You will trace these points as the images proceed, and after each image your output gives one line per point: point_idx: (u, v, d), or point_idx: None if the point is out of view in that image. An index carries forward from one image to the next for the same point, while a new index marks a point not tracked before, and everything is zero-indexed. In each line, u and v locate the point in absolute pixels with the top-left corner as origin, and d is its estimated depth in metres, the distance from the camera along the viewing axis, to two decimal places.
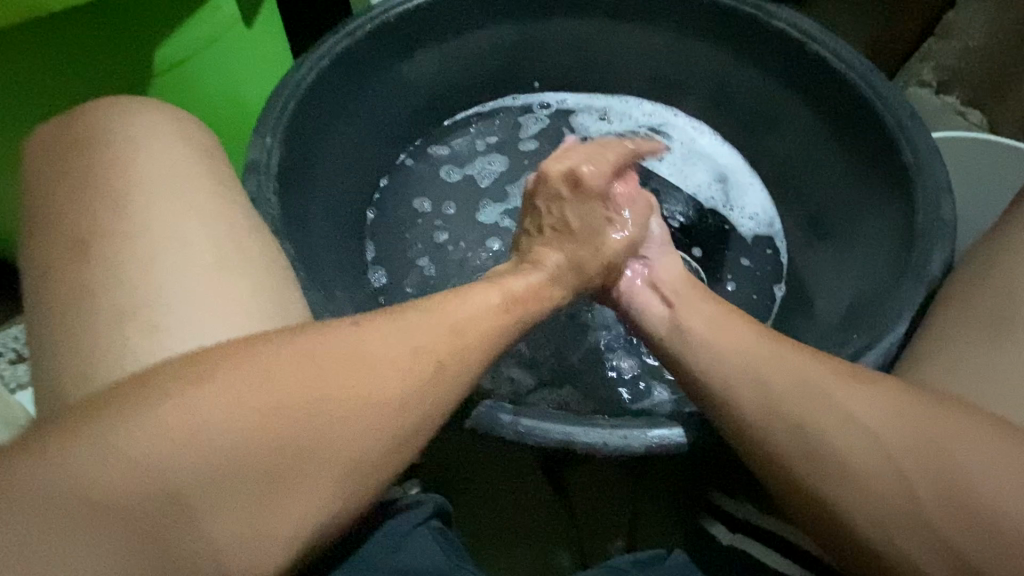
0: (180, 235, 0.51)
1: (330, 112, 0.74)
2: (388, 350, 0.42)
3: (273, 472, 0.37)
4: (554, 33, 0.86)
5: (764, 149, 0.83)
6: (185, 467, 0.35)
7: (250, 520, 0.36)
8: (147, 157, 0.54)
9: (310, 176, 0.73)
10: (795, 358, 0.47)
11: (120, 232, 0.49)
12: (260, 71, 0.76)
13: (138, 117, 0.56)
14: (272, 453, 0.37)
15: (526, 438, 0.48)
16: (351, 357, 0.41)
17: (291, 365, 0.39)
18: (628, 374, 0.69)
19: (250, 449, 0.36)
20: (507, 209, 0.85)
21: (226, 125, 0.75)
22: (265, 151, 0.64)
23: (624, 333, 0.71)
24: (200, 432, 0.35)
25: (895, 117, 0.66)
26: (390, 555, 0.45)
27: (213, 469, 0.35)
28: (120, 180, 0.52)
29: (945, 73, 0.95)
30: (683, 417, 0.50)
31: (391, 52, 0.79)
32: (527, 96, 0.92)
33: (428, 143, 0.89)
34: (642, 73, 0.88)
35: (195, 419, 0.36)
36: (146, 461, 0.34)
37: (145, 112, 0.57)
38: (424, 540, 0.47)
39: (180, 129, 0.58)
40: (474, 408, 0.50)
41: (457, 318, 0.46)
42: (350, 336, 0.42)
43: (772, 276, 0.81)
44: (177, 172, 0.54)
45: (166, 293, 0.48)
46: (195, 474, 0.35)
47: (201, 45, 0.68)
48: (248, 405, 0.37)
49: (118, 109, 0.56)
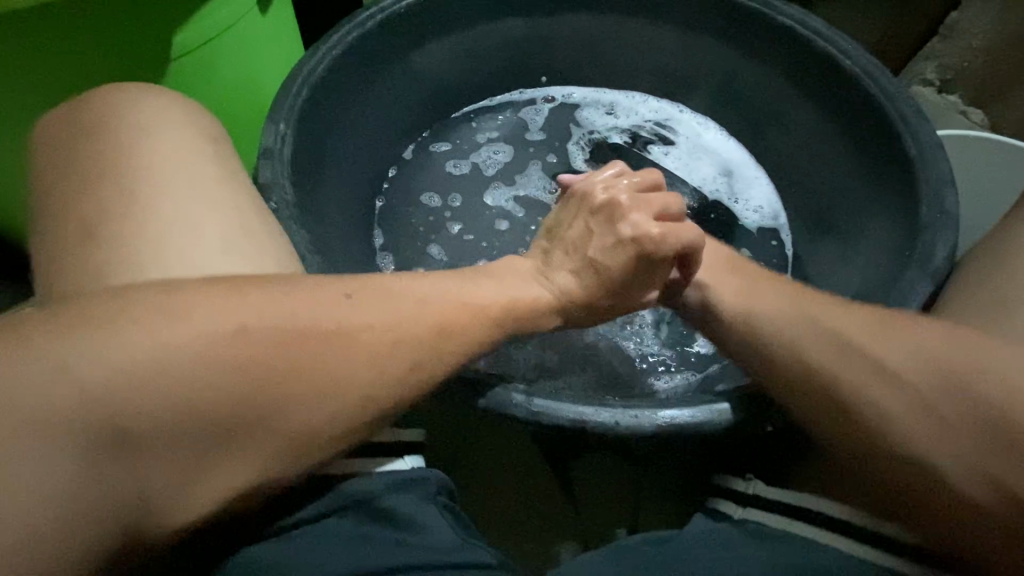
0: (187, 214, 0.51)
1: (342, 101, 0.75)
2: (399, 324, 0.44)
3: (226, 429, 0.38)
4: (561, 28, 0.87)
5: (768, 146, 0.84)
6: (156, 409, 0.36)
7: (200, 474, 0.38)
8: (160, 143, 0.54)
9: (321, 162, 0.73)
10: (796, 340, 0.48)
11: (138, 212, 0.50)
12: (272, 63, 0.77)
13: (152, 107, 0.57)
14: (244, 408, 0.38)
15: (538, 418, 0.49)
16: (369, 329, 0.43)
17: (307, 340, 0.41)
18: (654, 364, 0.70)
19: (221, 408, 0.37)
20: (517, 197, 0.85)
21: (236, 117, 0.76)
22: (278, 138, 0.65)
23: (664, 332, 0.72)
24: (179, 386, 0.37)
25: (900, 113, 0.67)
26: (401, 524, 0.46)
27: (177, 417, 0.36)
28: (132, 165, 0.52)
29: (948, 72, 0.97)
30: (693, 402, 0.51)
31: (402, 43, 0.80)
32: (534, 90, 0.93)
33: (436, 136, 0.90)
34: (649, 70, 0.89)
35: (186, 377, 0.37)
36: (136, 416, 0.35)
37: (161, 103, 0.58)
38: (428, 511, 0.47)
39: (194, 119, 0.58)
40: (490, 390, 0.50)
41: (466, 301, 0.48)
42: (358, 313, 0.43)
43: (778, 268, 0.80)
44: (189, 159, 0.55)
45: (157, 260, 0.48)
46: (161, 416, 0.36)
47: (217, 35, 0.69)
48: (267, 376, 0.39)
49: (134, 97, 0.57)
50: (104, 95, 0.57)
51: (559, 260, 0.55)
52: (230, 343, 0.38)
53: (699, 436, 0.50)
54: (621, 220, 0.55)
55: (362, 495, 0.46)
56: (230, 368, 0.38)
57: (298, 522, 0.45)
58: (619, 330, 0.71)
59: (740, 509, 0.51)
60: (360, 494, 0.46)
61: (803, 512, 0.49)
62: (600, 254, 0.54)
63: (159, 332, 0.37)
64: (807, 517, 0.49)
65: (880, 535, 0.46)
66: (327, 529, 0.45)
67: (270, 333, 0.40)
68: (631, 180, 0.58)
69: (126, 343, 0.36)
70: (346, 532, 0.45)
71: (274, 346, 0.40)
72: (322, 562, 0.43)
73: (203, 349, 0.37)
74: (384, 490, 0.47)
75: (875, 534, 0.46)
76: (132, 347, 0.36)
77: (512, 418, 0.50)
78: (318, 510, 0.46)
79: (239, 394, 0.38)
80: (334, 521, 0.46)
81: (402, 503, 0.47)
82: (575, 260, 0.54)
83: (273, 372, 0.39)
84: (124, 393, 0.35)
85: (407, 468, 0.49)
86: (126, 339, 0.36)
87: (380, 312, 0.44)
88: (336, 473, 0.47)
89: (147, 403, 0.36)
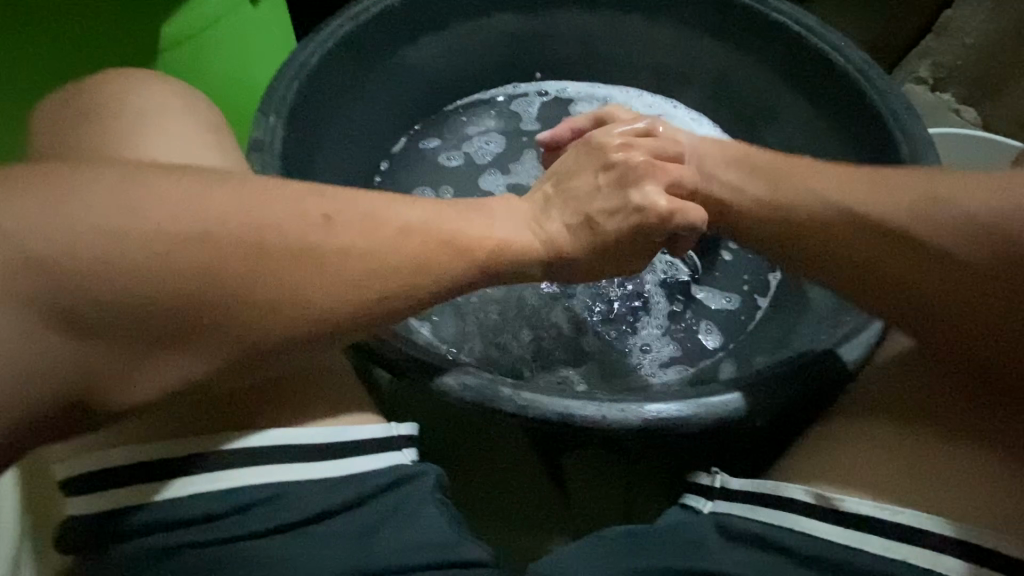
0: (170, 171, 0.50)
1: (335, 94, 0.75)
2: (388, 282, 0.41)
3: (176, 316, 0.36)
4: (556, 23, 0.87)
5: (761, 142, 0.84)
6: (96, 290, 0.34)
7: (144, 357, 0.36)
8: (148, 124, 0.53)
9: (312, 154, 0.73)
10: (802, 247, 0.52)
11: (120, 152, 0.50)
12: (265, 52, 0.76)
13: (141, 92, 0.56)
14: (195, 304, 0.36)
15: (525, 410, 0.50)
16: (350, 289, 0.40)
17: (290, 304, 0.38)
18: (671, 319, 0.73)
19: (176, 294, 0.36)
20: (510, 184, 0.85)
21: (231, 104, 0.75)
22: (269, 131, 0.65)
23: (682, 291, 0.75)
24: (116, 273, 0.35)
25: (891, 109, 0.68)
26: (393, 523, 0.45)
27: (124, 293, 0.35)
28: (119, 145, 0.51)
29: (941, 70, 0.97)
30: (681, 394, 0.51)
31: (396, 37, 0.80)
32: (527, 84, 0.92)
33: (427, 130, 0.89)
34: (643, 65, 0.88)
35: (131, 271, 0.35)
36: (82, 304, 0.34)
37: (151, 88, 0.57)
38: (429, 508, 0.47)
39: (186, 105, 0.57)
40: (480, 382, 0.51)
41: (466, 264, 0.45)
42: (342, 242, 0.40)
43: (768, 264, 0.77)
44: (178, 144, 0.53)
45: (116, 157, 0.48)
46: (102, 293, 0.34)
47: (208, 22, 0.68)
48: (234, 286, 0.37)
49: (122, 83, 0.56)
50: (98, 82, 0.56)
51: (563, 215, 0.53)
52: (205, 279, 0.36)
53: (686, 431, 0.50)
54: (630, 177, 0.55)
55: (354, 499, 0.45)
56: (204, 297, 0.36)
57: (289, 524, 0.43)
58: (605, 320, 0.71)
59: (709, 504, 0.50)
60: (345, 497, 0.44)
61: (775, 501, 0.46)
62: (602, 214, 0.53)
63: (135, 275, 0.35)
64: (778, 505, 0.46)
65: (845, 510, 0.44)
66: (318, 532, 0.43)
67: (256, 280, 0.37)
68: (646, 147, 0.58)
69: (86, 255, 0.34)
70: (349, 529, 0.44)
71: (266, 313, 0.38)
72: (317, 564, 0.42)
73: (186, 272, 0.36)
74: (379, 489, 0.46)
75: (852, 515, 0.44)
76: (92, 263, 0.34)
77: (499, 411, 0.50)
78: (302, 517, 0.43)
79: (185, 295, 0.36)
80: (312, 524, 0.43)
81: (403, 501, 0.46)
82: (574, 212, 0.53)
83: (265, 340, 0.39)
84: (91, 303, 0.34)
85: (407, 462, 0.48)
86: (90, 251, 0.34)
87: (368, 267, 0.40)
88: (312, 439, 0.45)
89: (116, 318, 0.35)
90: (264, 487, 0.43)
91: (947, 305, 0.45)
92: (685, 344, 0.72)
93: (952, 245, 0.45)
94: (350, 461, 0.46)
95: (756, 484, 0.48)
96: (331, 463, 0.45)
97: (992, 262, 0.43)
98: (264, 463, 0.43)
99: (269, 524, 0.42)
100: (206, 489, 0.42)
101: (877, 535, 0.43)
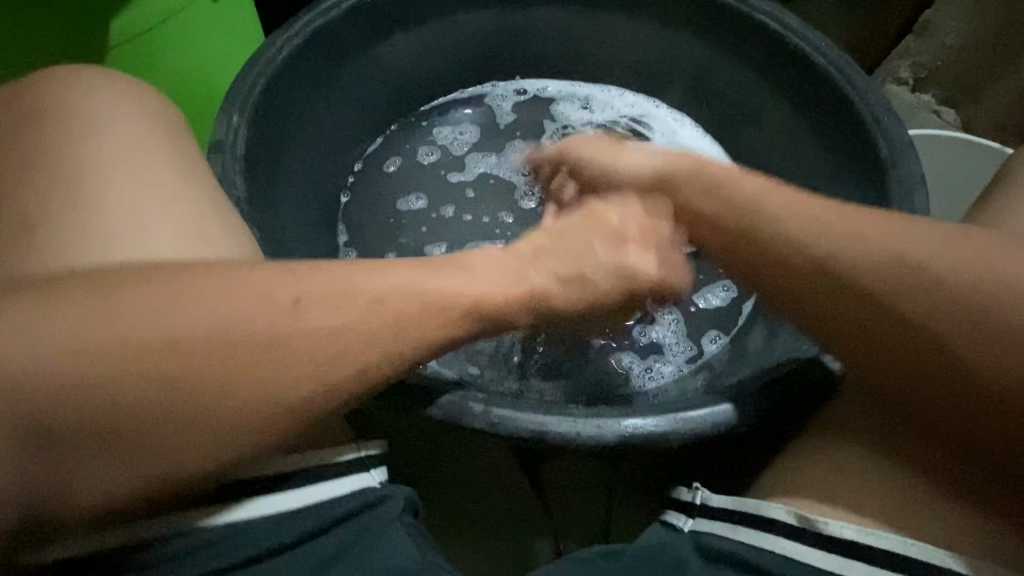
0: (125, 184, 0.47)
1: (303, 93, 0.72)
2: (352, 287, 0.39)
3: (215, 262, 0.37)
4: (535, 20, 0.84)
5: (744, 143, 0.82)
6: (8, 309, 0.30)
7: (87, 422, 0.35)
8: (90, 120, 0.49)
9: (279, 157, 0.71)
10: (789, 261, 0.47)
11: (67, 160, 0.46)
12: (229, 49, 0.73)
13: (83, 84, 0.51)
14: None
15: (498, 427, 0.48)
16: (329, 335, 0.38)
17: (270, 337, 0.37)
18: (666, 338, 0.71)
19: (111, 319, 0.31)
20: (492, 180, 0.83)
21: (191, 104, 0.73)
22: (231, 132, 0.62)
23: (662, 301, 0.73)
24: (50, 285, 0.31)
25: (873, 112, 0.66)
26: (369, 547, 0.43)
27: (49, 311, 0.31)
28: (61, 146, 0.47)
29: (922, 70, 0.97)
30: (658, 409, 0.50)
31: (368, 34, 0.77)
32: (505, 83, 0.90)
33: (404, 131, 0.86)
34: (624, 64, 0.86)
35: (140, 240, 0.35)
36: None
37: (96, 77, 0.52)
38: (397, 534, 0.44)
39: (139, 95, 0.53)
40: (447, 400, 0.49)
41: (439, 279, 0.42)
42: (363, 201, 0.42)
43: None
44: (125, 142, 0.48)
45: (70, 166, 0.46)
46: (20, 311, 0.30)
47: (162, 19, 0.66)
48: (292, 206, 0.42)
49: (65, 74, 0.51)
50: (50, 82, 0.50)
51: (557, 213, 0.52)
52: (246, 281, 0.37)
53: (665, 447, 0.49)
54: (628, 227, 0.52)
55: (321, 525, 0.43)
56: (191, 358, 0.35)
57: (246, 559, 0.41)
58: (577, 377, 0.68)
59: (689, 520, 0.48)
60: (311, 526, 0.42)
61: (755, 520, 0.44)
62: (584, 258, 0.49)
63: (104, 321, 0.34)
64: (759, 525, 0.44)
65: (827, 534, 0.42)
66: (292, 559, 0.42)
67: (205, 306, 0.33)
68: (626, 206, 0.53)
69: None
70: (308, 561, 0.42)
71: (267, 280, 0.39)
72: None
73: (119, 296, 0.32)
74: (339, 518, 0.43)
75: (836, 540, 0.41)
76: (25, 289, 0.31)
77: (471, 429, 0.49)
78: (262, 551, 0.41)
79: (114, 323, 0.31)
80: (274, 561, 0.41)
81: (366, 529, 0.44)
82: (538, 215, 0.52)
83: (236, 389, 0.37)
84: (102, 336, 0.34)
85: (375, 484, 0.45)
86: None
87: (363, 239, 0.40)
88: (284, 470, 0.43)
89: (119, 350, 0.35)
90: (214, 526, 0.41)
91: (942, 363, 0.40)
92: (689, 339, 0.72)
93: (924, 252, 0.41)
94: (324, 483, 0.44)
95: (737, 501, 0.46)
96: (285, 495, 0.43)
97: (973, 294, 0.40)
98: (237, 501, 0.42)
99: (227, 560, 0.41)
100: (157, 532, 0.40)
101: (858, 561, 0.41)
